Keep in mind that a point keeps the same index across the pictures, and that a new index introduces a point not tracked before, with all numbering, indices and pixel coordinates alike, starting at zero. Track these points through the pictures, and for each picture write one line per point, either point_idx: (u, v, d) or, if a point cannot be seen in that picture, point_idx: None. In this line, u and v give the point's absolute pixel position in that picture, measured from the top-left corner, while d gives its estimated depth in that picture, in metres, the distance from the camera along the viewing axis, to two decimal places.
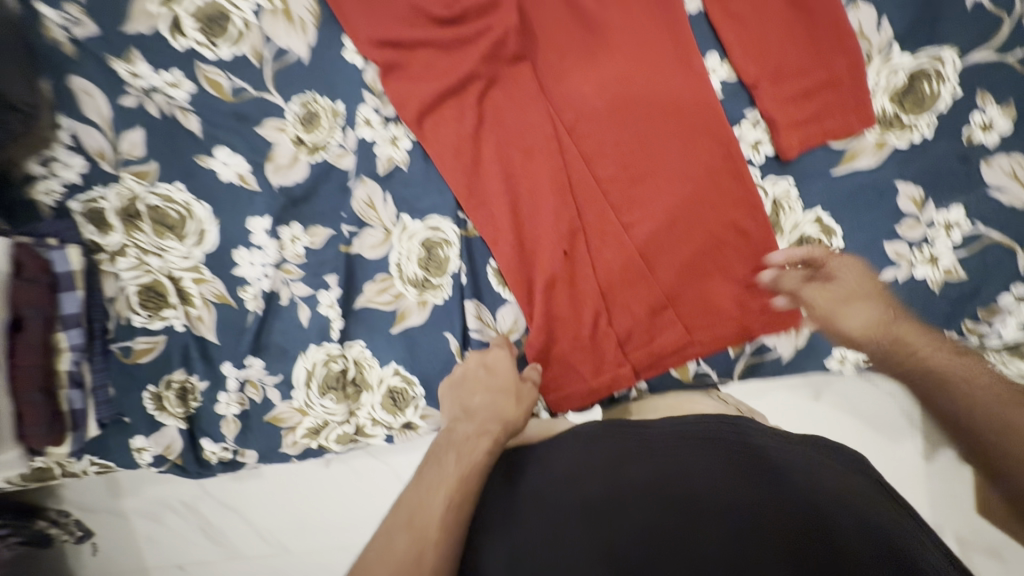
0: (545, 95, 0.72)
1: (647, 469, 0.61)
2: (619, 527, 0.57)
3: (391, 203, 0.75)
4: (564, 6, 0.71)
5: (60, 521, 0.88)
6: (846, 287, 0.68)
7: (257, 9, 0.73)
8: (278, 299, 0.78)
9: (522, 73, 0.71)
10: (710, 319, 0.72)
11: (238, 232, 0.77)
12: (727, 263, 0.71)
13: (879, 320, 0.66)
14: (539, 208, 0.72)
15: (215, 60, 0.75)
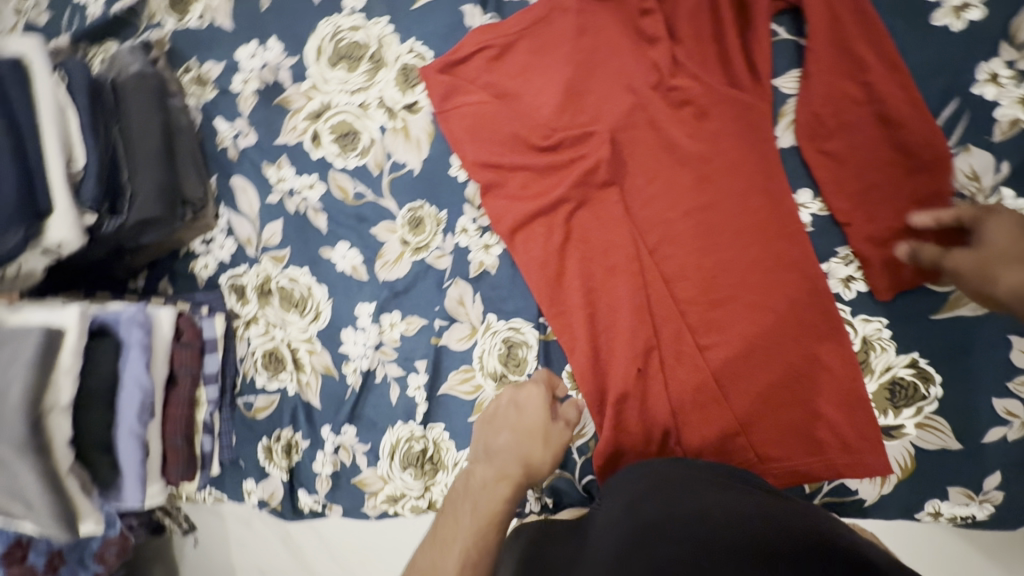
0: (630, 216, 0.75)
1: (661, 503, 0.56)
2: (647, 556, 0.49)
3: (479, 303, 0.82)
4: (654, 132, 0.74)
5: (172, 512, 1.04)
6: (994, 249, 0.57)
7: (383, 127, 0.85)
8: (374, 376, 0.88)
9: (611, 195, 0.75)
10: (787, 454, 0.70)
11: (347, 314, 0.89)
12: (809, 398, 0.69)
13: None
14: (616, 321, 0.75)
15: (344, 169, 0.87)
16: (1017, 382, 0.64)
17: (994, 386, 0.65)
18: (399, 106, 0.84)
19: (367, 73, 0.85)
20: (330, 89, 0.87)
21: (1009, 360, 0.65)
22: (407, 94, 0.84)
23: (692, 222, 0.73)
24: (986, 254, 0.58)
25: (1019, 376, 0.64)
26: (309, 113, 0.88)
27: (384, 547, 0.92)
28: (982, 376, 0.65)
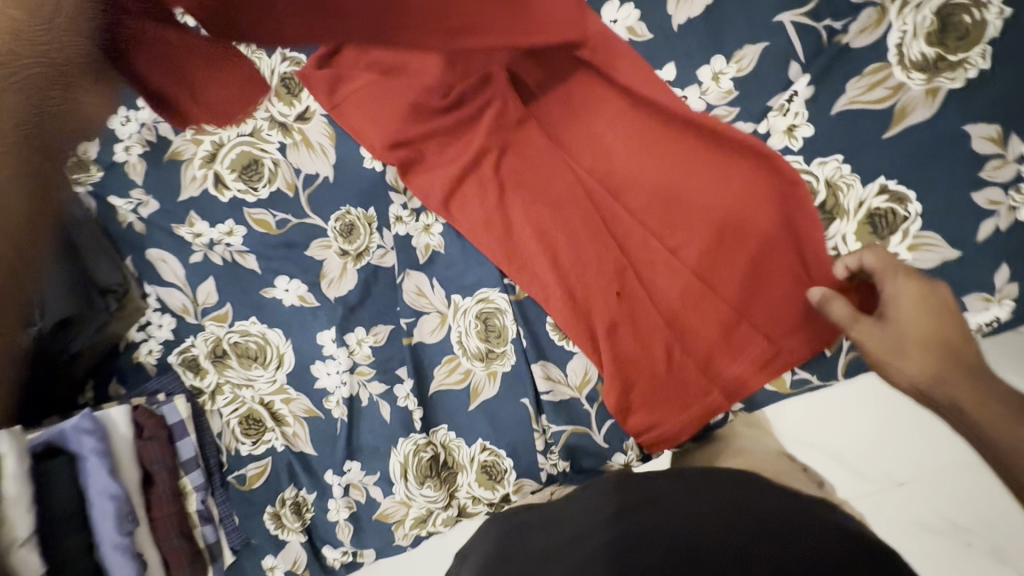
0: (561, 146, 0.73)
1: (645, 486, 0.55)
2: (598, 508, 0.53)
3: (438, 287, 0.77)
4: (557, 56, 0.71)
5: None
6: (901, 327, 0.55)
7: (282, 145, 0.80)
8: (359, 401, 0.82)
9: (531, 131, 0.73)
10: (792, 324, 0.66)
11: (312, 348, 0.82)
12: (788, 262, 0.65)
13: (959, 390, 0.50)
14: (582, 255, 0.71)
15: (257, 202, 0.82)
16: (989, 170, 0.60)
17: (969, 181, 0.61)
18: (291, 119, 0.79)
19: None
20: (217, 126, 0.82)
21: (973, 152, 0.61)
22: (295, 104, 0.79)
23: (619, 131, 0.70)
24: (894, 337, 0.55)
25: (989, 162, 0.60)
26: (203, 158, 0.83)
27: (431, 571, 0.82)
28: (953, 177, 0.61)
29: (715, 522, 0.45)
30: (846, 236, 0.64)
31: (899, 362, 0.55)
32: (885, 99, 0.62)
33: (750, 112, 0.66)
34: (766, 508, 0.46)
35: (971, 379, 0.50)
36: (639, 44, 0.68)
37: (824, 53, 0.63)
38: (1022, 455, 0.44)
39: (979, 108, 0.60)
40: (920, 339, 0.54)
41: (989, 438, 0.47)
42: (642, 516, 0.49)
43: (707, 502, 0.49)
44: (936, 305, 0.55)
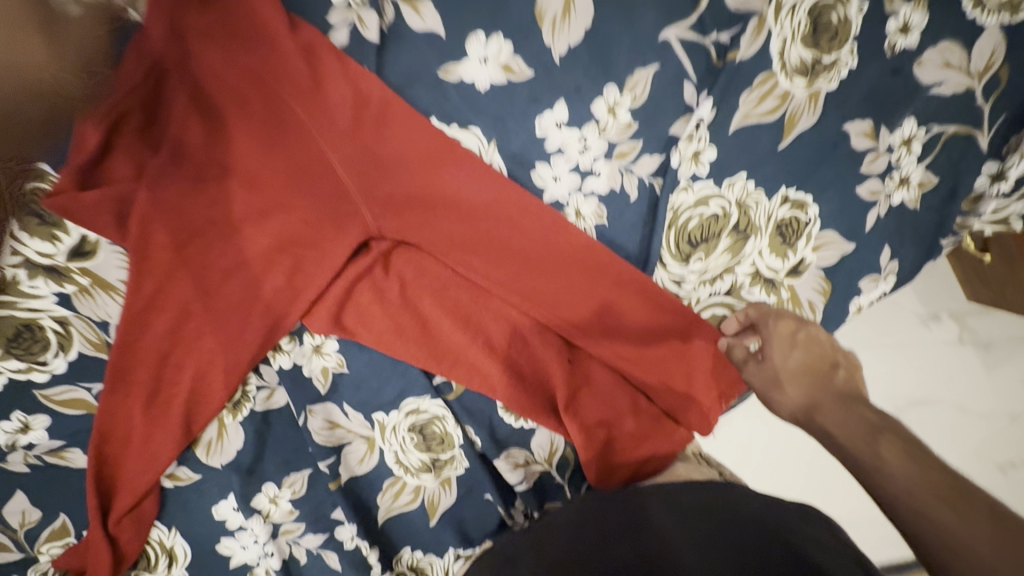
0: (447, 239, 0.58)
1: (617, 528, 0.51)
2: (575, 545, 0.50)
3: (354, 412, 0.64)
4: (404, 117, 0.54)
5: None
6: (779, 365, 0.61)
7: (60, 297, 0.55)
8: (297, 561, 0.67)
9: (409, 228, 0.58)
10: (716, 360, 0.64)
11: (210, 527, 0.65)
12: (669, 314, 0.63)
13: (798, 376, 0.60)
14: (513, 347, 0.63)
15: (54, 379, 0.58)
16: (868, 164, 0.63)
17: (854, 177, 0.63)
18: (61, 257, 0.54)
19: None
20: None
21: (854, 149, 0.62)
22: (60, 239, 0.54)
23: (517, 200, 0.58)
24: (773, 371, 0.61)
25: (867, 156, 0.63)
26: None
27: None
28: (842, 176, 0.63)
29: (682, 537, 0.47)
30: (762, 251, 0.64)
31: (783, 392, 0.60)
32: (775, 109, 0.60)
33: (654, 144, 0.60)
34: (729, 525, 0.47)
35: (840, 406, 0.55)
36: (522, 84, 0.56)
37: (719, 74, 0.58)
38: (921, 501, 0.42)
39: (853, 108, 0.61)
40: (804, 375, 0.60)
41: (906, 498, 0.43)
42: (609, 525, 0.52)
43: (674, 513, 0.51)
44: (805, 355, 0.61)
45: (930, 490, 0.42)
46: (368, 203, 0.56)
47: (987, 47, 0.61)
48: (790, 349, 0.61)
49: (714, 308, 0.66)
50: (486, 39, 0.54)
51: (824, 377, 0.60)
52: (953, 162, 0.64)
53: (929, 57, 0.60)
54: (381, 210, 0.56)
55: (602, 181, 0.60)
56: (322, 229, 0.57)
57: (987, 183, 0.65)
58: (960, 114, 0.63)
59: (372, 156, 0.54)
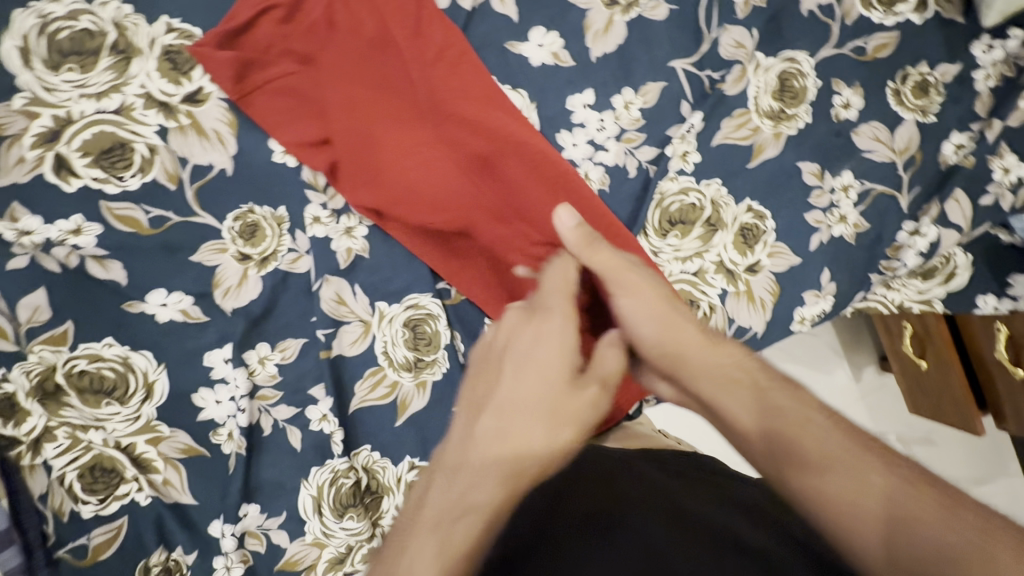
0: (482, 166, 0.72)
1: (623, 468, 0.59)
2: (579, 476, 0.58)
3: (362, 294, 0.72)
4: (475, 66, 0.72)
5: None
6: (664, 329, 0.53)
7: (161, 129, 0.67)
8: (260, 431, 0.70)
9: (453, 150, 0.71)
10: None
11: (195, 372, 0.68)
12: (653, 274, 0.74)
13: (708, 369, 0.51)
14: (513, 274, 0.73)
15: (123, 195, 0.67)
16: (814, 198, 0.80)
17: (803, 205, 0.80)
18: (176, 99, 0.67)
19: (116, 68, 0.66)
20: (63, 96, 0.65)
21: (805, 183, 0.80)
22: (183, 84, 0.67)
23: (547, 148, 0.73)
24: (677, 346, 0.52)
25: (814, 191, 0.80)
26: (38, 135, 0.64)
27: None
28: (794, 203, 0.80)
29: (682, 501, 0.53)
30: (726, 245, 0.78)
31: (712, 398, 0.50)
32: (747, 137, 0.78)
33: (654, 139, 0.77)
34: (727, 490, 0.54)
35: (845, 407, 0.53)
36: (564, 68, 0.75)
37: (708, 98, 0.77)
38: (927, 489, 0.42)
39: (806, 152, 0.80)
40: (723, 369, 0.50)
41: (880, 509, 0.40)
42: (630, 488, 0.55)
43: (676, 479, 0.57)
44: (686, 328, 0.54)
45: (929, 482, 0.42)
46: (430, 122, 0.71)
47: (907, 134, 0.81)
48: (710, 360, 0.51)
49: (682, 285, 0.78)
50: (546, 32, 0.74)
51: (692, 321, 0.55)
52: (881, 215, 0.82)
53: (863, 130, 0.81)
54: (439, 131, 0.71)
55: (610, 156, 0.76)
56: (388, 135, 0.70)
57: (908, 238, 0.82)
58: (887, 177, 0.81)
59: (444, 85, 0.70)
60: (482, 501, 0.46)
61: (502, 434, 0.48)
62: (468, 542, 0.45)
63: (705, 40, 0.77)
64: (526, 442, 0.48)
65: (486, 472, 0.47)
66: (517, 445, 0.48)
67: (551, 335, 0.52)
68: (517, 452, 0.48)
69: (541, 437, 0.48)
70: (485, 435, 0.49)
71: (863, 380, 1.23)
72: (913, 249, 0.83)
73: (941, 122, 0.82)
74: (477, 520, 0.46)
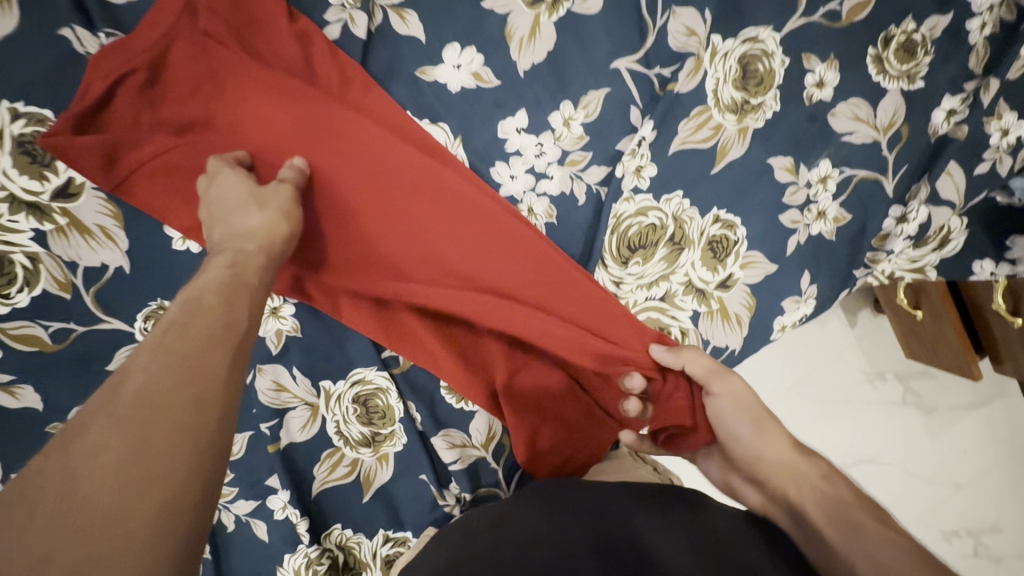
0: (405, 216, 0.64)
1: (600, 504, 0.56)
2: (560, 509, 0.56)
3: (302, 377, 0.67)
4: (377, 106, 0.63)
5: None
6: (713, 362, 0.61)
7: (37, 234, 0.59)
8: (223, 527, 0.68)
9: (367, 200, 0.63)
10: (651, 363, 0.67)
11: None
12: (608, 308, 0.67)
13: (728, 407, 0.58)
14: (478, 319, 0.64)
15: (12, 312, 0.59)
16: (789, 196, 0.72)
17: (777, 205, 0.72)
18: (46, 197, 0.59)
19: None
20: None
21: (777, 180, 0.71)
22: (49, 178, 0.58)
23: (475, 185, 0.65)
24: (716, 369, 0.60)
25: (788, 188, 0.72)
26: None
27: None
28: (767, 203, 0.72)
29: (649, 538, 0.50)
30: (694, 263, 0.71)
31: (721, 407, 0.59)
32: (708, 138, 0.69)
33: (601, 156, 0.68)
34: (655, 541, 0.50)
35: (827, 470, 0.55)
36: (489, 91, 0.64)
37: (660, 100, 0.67)
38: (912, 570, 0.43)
39: (776, 145, 0.70)
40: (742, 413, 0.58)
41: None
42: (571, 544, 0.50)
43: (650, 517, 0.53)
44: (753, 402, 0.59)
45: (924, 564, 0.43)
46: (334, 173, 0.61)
47: (891, 107, 0.71)
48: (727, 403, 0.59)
49: (650, 312, 0.72)
50: (461, 50, 0.63)
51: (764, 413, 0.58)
52: (864, 203, 0.73)
53: (841, 110, 0.71)
54: (348, 180, 0.62)
55: (554, 183, 0.67)
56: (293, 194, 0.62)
57: (894, 225, 0.75)
58: (869, 160, 0.72)
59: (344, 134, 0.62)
60: (240, 333, 0.39)
61: (237, 236, 0.49)
62: (180, 481, 0.30)
63: (650, 31, 0.65)
64: (246, 227, 0.50)
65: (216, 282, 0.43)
66: (240, 233, 0.50)
67: (279, 190, 0.55)
68: (248, 270, 0.46)
69: (262, 219, 0.51)
70: (223, 261, 0.46)
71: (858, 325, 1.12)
72: (902, 236, 0.75)
73: (930, 87, 0.71)
74: (226, 412, 0.34)
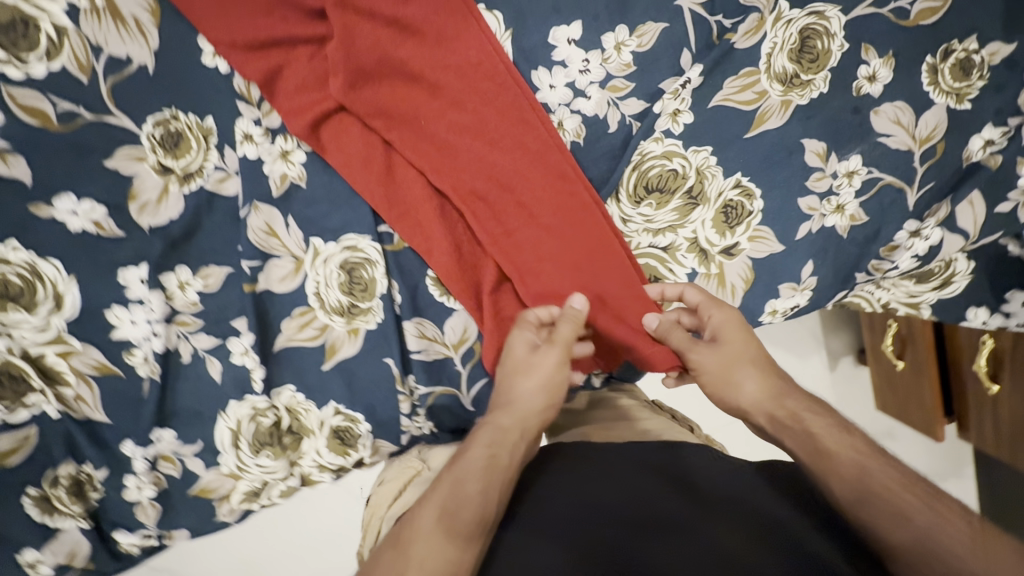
0: (435, 91, 0.64)
1: (594, 469, 0.55)
2: (561, 484, 0.54)
3: (294, 228, 0.66)
4: None
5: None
6: (729, 349, 0.60)
7: (70, 9, 0.58)
8: (178, 357, 0.67)
9: (405, 62, 0.63)
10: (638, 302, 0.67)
11: (109, 289, 0.64)
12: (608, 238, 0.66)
13: (723, 358, 0.60)
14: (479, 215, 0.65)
15: (25, 80, 0.58)
16: (813, 180, 0.72)
17: (799, 187, 0.72)
18: None
19: None
20: None
21: (805, 163, 0.71)
22: None
23: (513, 81, 0.64)
24: (725, 355, 0.60)
25: (815, 173, 0.71)
26: None
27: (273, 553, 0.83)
28: (791, 182, 0.72)
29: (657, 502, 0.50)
30: (705, 222, 0.71)
31: (737, 386, 0.59)
32: (751, 102, 0.69)
33: (643, 90, 0.67)
34: (672, 506, 0.49)
35: (804, 395, 0.56)
36: None
37: (714, 49, 0.67)
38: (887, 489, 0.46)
39: (814, 127, 0.70)
40: (740, 360, 0.59)
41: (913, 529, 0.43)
42: (590, 533, 0.48)
43: (645, 477, 0.53)
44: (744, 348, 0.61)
45: (901, 488, 0.46)
46: (377, 25, 0.62)
47: (933, 121, 0.71)
48: (733, 364, 0.59)
49: (649, 259, 0.71)
50: None
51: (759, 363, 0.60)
52: (883, 208, 0.73)
53: (885, 109, 0.71)
54: (387, 40, 0.62)
55: (590, 104, 0.67)
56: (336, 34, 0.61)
57: (906, 238, 0.75)
58: (899, 168, 0.72)
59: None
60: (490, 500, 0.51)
61: (511, 413, 0.57)
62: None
63: None
64: (525, 407, 0.58)
65: (477, 464, 0.52)
66: (515, 404, 0.58)
67: (550, 352, 0.60)
68: (504, 448, 0.54)
69: (540, 406, 0.58)
70: (485, 440, 0.55)
71: (836, 368, 1.12)
72: (910, 251, 0.75)
73: (975, 111, 0.72)
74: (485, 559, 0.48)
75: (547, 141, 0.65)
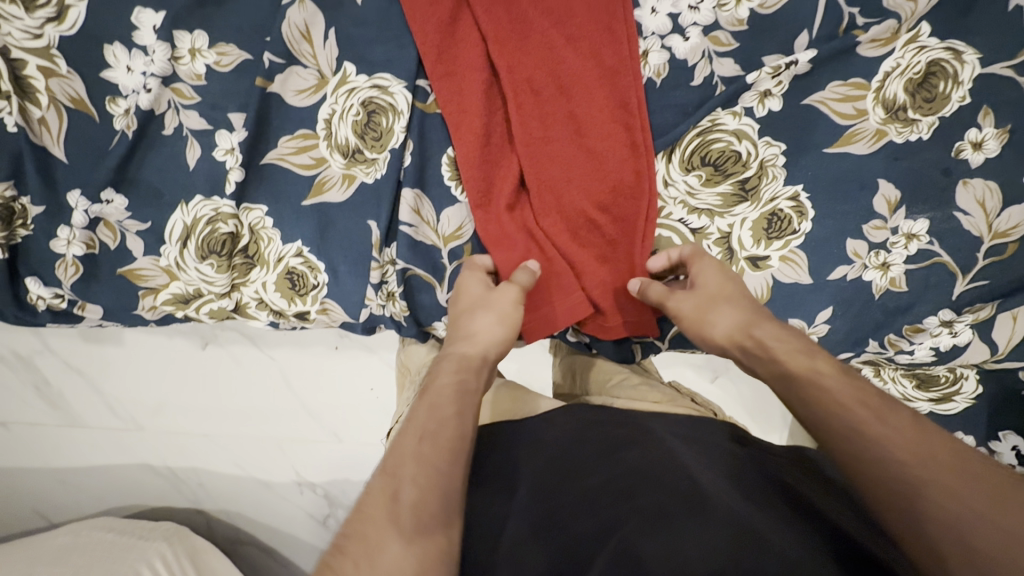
0: None
1: (596, 448, 0.51)
2: (571, 459, 0.51)
3: (332, 43, 0.60)
4: None
5: None
6: (710, 291, 0.58)
7: None
8: (161, 126, 0.61)
9: None
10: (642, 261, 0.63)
11: (117, 21, 0.58)
12: (642, 185, 0.61)
13: (715, 287, 0.58)
14: (525, 108, 0.60)
15: None
16: (871, 228, 0.66)
17: (854, 228, 0.66)
18: None
19: None
20: None
21: (871, 205, 0.65)
22: None
23: None
24: (706, 295, 0.58)
25: (875, 220, 0.65)
26: None
27: (201, 378, 0.90)
28: (848, 217, 0.66)
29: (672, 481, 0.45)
30: (745, 221, 0.66)
31: (717, 319, 0.56)
32: (848, 116, 0.63)
33: (743, 54, 0.62)
34: (705, 481, 0.46)
35: (776, 325, 0.54)
36: None
37: (835, 40, 0.62)
38: (874, 429, 0.42)
39: (898, 171, 0.64)
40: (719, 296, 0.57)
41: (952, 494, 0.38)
42: (620, 513, 0.44)
43: (644, 454, 0.49)
44: (739, 288, 0.58)
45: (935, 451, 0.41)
46: None
47: (1018, 217, 0.63)
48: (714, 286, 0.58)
49: (672, 234, 0.66)
50: None
51: (752, 303, 0.57)
52: (926, 286, 0.67)
53: (976, 183, 0.63)
54: None
55: (684, 46, 0.62)
56: None
57: (936, 325, 0.68)
58: (961, 251, 0.65)
59: None
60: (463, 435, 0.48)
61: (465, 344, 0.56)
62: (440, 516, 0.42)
63: None
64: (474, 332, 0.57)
65: (448, 386, 0.51)
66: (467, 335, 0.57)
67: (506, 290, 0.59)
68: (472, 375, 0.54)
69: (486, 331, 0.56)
70: (451, 365, 0.54)
71: None
72: (932, 341, 0.69)
73: None
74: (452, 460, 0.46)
75: (622, 61, 0.60)
